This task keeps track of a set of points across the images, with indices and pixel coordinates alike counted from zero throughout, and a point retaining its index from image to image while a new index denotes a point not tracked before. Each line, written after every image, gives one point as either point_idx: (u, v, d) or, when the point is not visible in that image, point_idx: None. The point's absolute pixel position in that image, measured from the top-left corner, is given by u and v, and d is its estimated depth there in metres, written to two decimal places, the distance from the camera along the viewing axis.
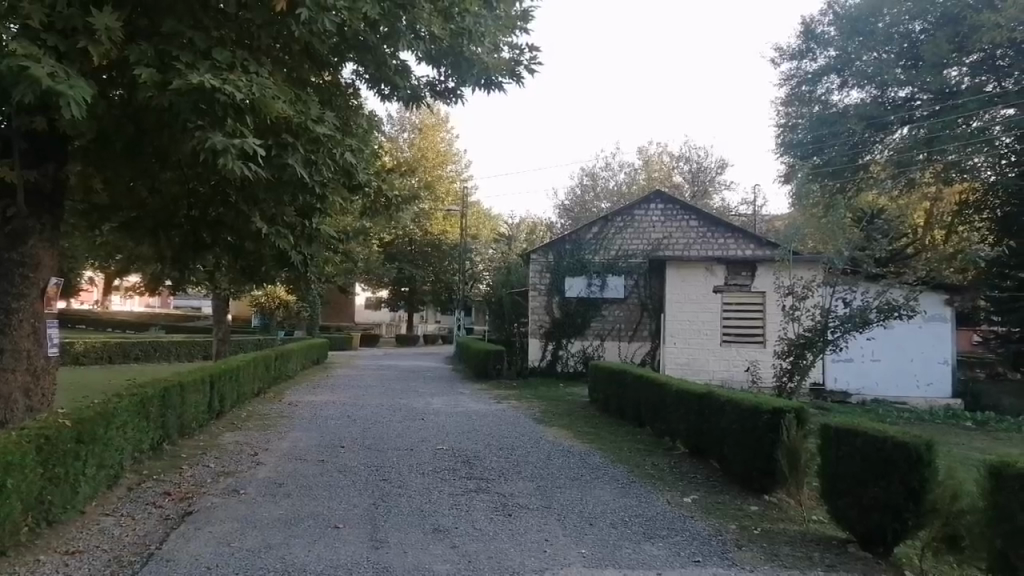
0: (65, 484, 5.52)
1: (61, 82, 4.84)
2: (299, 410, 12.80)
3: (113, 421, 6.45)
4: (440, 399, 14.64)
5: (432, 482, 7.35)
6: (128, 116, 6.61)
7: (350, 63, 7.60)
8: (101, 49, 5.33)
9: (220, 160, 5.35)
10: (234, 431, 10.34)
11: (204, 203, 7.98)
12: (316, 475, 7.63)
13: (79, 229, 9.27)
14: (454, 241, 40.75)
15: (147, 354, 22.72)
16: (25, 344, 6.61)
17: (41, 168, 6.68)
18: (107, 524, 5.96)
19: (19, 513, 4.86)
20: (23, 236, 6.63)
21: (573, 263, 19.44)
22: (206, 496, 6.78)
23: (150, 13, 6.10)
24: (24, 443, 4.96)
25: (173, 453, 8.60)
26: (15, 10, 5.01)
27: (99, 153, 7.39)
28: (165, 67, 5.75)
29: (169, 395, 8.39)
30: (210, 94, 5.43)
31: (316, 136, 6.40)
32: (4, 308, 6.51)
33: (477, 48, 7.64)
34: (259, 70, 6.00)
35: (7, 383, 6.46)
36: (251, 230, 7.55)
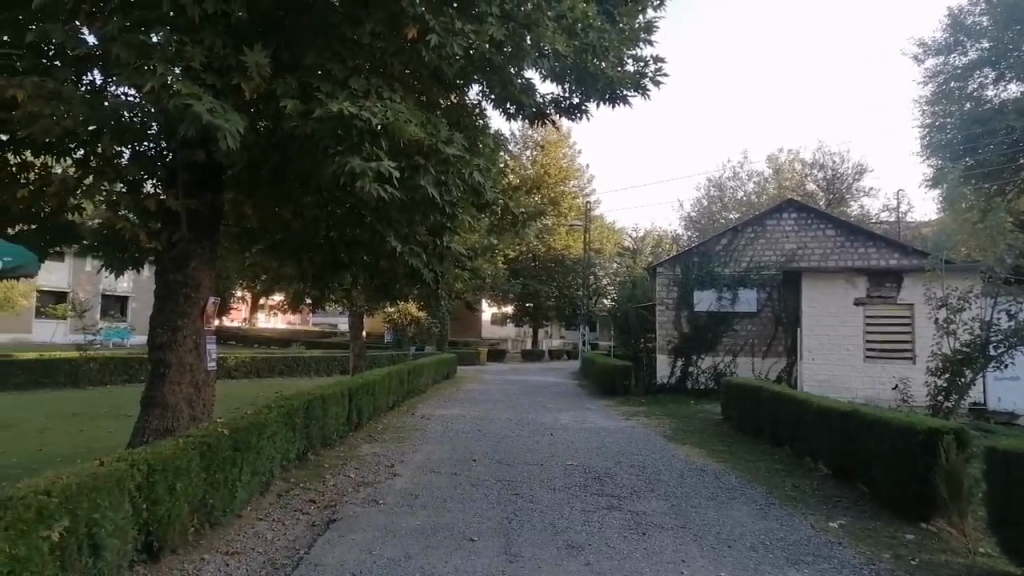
0: (225, 488, 5.96)
1: (219, 116, 5.24)
2: (431, 423, 13.15)
3: (263, 430, 6.88)
4: (567, 415, 14.64)
5: (563, 497, 7.35)
6: (274, 146, 7.04)
7: (475, 84, 7.79)
8: (252, 83, 5.75)
9: (358, 183, 5.61)
10: (372, 443, 10.78)
11: (341, 225, 8.36)
12: (450, 487, 7.81)
13: (232, 252, 10.00)
14: (577, 256, 40.73)
15: (291, 368, 24.12)
16: (190, 358, 7.20)
17: (201, 197, 7.24)
18: (260, 527, 6.35)
19: (186, 514, 5.30)
20: (186, 259, 7.23)
21: (702, 275, 18.79)
22: (347, 504, 7.10)
23: (292, 48, 6.51)
24: (189, 449, 5.38)
25: (316, 462, 9.07)
26: (179, 55, 5.49)
27: (249, 181, 7.95)
28: (308, 98, 6.10)
29: (312, 407, 8.86)
30: (349, 120, 5.70)
31: (446, 157, 6.58)
32: (171, 325, 7.14)
33: (602, 62, 7.60)
34: (392, 96, 6.25)
35: (174, 393, 7.05)
36: (386, 249, 7.88)
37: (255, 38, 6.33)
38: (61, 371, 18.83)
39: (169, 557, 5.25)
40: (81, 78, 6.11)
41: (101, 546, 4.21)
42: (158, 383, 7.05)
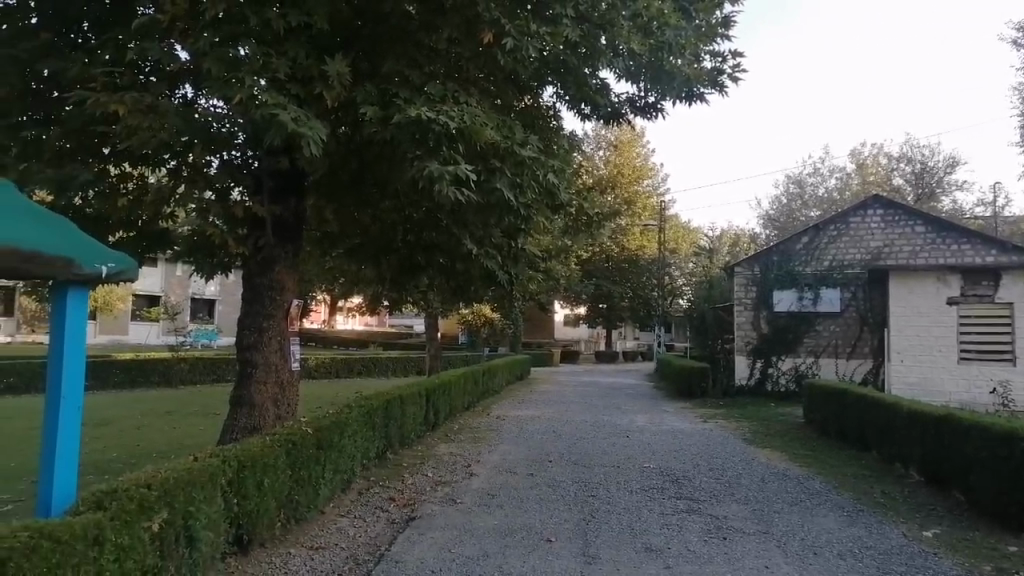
0: (309, 485, 6.15)
1: (303, 125, 5.40)
2: (506, 424, 13.22)
3: (345, 429, 7.06)
4: (643, 417, 14.45)
5: (641, 500, 7.26)
6: (354, 152, 7.23)
7: (549, 86, 7.82)
8: (333, 92, 5.91)
9: (436, 186, 5.69)
10: (448, 443, 10.91)
11: (418, 228, 8.48)
12: (527, 488, 7.83)
13: (314, 256, 10.31)
14: (652, 256, 40.25)
15: (369, 369, 24.65)
16: (275, 358, 7.45)
17: (285, 202, 7.50)
18: (342, 524, 6.51)
19: (273, 508, 5.49)
20: (271, 263, 7.49)
21: (781, 275, 18.48)
22: (426, 503, 7.20)
23: (371, 56, 6.66)
24: (276, 446, 5.58)
25: (395, 461, 9.24)
26: (266, 67, 5.70)
27: (329, 186, 8.19)
28: (386, 104, 6.22)
29: (390, 407, 9.04)
30: (426, 125, 5.79)
31: (522, 160, 6.59)
32: (257, 327, 7.42)
33: (678, 59, 7.51)
34: (468, 100, 6.33)
35: (261, 393, 7.31)
36: (462, 251, 7.97)
37: (335, 48, 6.51)
38: (154, 371, 19.75)
39: (258, 550, 5.44)
40: (175, 91, 6.48)
41: (196, 538, 4.40)
42: (246, 383, 7.33)
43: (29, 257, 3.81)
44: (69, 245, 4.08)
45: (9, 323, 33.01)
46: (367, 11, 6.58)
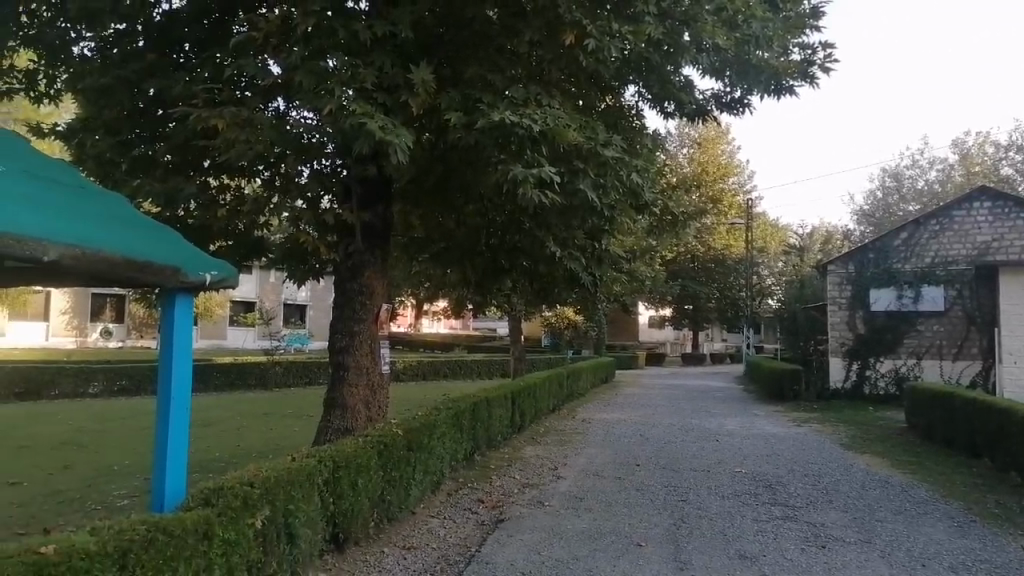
0: (401, 486, 6.29)
1: (390, 133, 5.51)
2: (592, 427, 13.14)
3: (433, 431, 7.17)
4: (733, 420, 14.07)
5: (733, 505, 7.07)
6: (439, 157, 7.33)
7: (631, 85, 7.73)
8: (419, 99, 6.00)
9: (521, 189, 5.70)
10: (535, 445, 10.92)
11: (502, 231, 8.53)
12: (615, 491, 7.76)
13: (401, 261, 10.54)
14: (739, 255, 39.35)
15: (455, 371, 25.01)
16: (366, 361, 7.65)
17: (373, 209, 7.67)
18: (433, 524, 6.60)
19: (366, 508, 5.63)
20: (361, 269, 7.69)
21: (878, 274, 17.68)
22: (514, 505, 7.23)
23: (454, 62, 6.74)
24: (368, 448, 5.72)
25: (482, 463, 9.33)
26: (354, 77, 5.86)
27: (415, 192, 8.35)
28: (470, 110, 6.27)
29: (478, 410, 9.13)
30: (510, 129, 5.79)
31: (605, 160, 6.52)
32: (349, 330, 7.64)
33: (765, 53, 7.31)
34: (551, 102, 6.31)
35: (352, 395, 7.52)
36: (546, 254, 7.97)
37: (419, 56, 6.63)
38: (253, 374, 20.63)
39: (353, 548, 5.59)
40: (268, 105, 6.74)
41: (295, 535, 4.57)
42: (339, 385, 7.55)
43: (143, 267, 4.02)
44: (175, 253, 4.30)
45: (121, 329, 35.12)
46: (449, 18, 6.68)
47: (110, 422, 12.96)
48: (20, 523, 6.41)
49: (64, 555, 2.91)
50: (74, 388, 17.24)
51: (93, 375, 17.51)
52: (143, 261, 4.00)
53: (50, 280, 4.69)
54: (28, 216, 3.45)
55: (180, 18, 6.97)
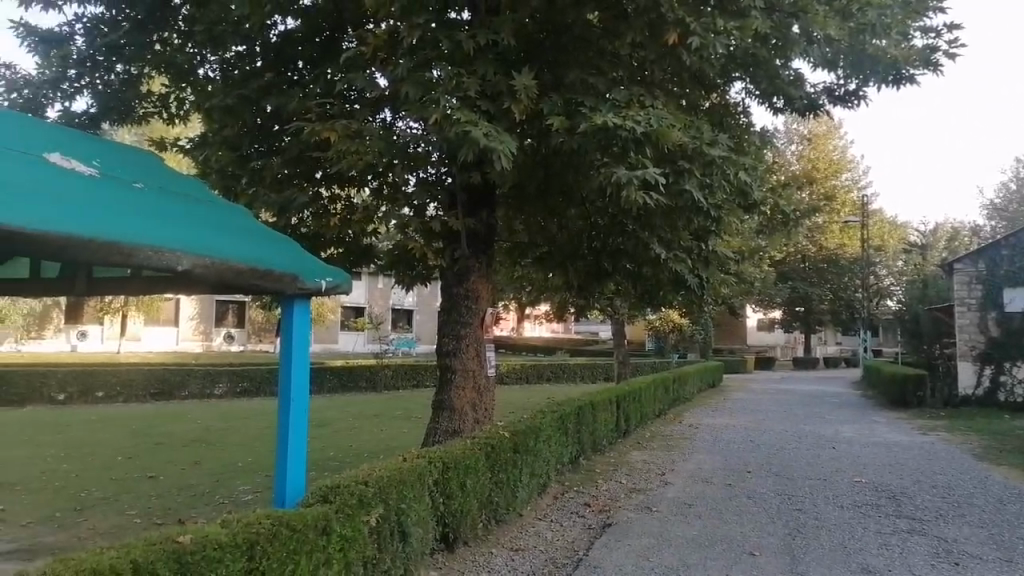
0: (507, 487, 6.36)
1: (493, 139, 5.57)
2: (699, 432, 12.84)
3: (539, 434, 7.20)
4: (851, 427, 13.41)
5: (853, 517, 6.73)
6: (540, 161, 7.36)
7: (738, 81, 7.52)
8: (521, 105, 6.03)
9: (624, 191, 5.65)
10: (641, 450, 10.78)
11: (605, 234, 8.48)
12: (726, 499, 7.54)
13: (504, 266, 10.66)
14: (854, 254, 37.56)
15: (557, 375, 25.01)
16: (472, 365, 7.78)
17: (477, 215, 7.78)
18: (540, 527, 6.62)
19: (475, 508, 5.73)
20: (466, 274, 7.81)
21: (1013, 273, 16.45)
22: (622, 510, 7.15)
23: (555, 67, 6.75)
24: (477, 449, 5.82)
25: (588, 467, 9.28)
26: (458, 86, 5.96)
27: (518, 197, 8.43)
28: (572, 114, 6.26)
29: (582, 413, 9.10)
30: (613, 131, 5.74)
31: (712, 160, 6.37)
32: (455, 334, 7.79)
33: (883, 41, 6.95)
34: (654, 103, 6.22)
35: (459, 397, 7.66)
36: (650, 256, 7.85)
37: (520, 63, 6.67)
38: (364, 376, 21.36)
39: (463, 548, 5.69)
40: (375, 116, 6.96)
41: (408, 533, 4.71)
42: (447, 388, 7.71)
43: (266, 275, 4.24)
44: (293, 261, 4.52)
45: (241, 333, 37.19)
46: (550, 23, 6.70)
47: (235, 421, 13.75)
48: (157, 514, 6.89)
49: (200, 545, 3.11)
50: (201, 389, 18.38)
51: (218, 377, 18.62)
52: (264, 269, 4.22)
53: (181, 288, 5.02)
54: (163, 231, 3.72)
55: (295, 37, 7.33)
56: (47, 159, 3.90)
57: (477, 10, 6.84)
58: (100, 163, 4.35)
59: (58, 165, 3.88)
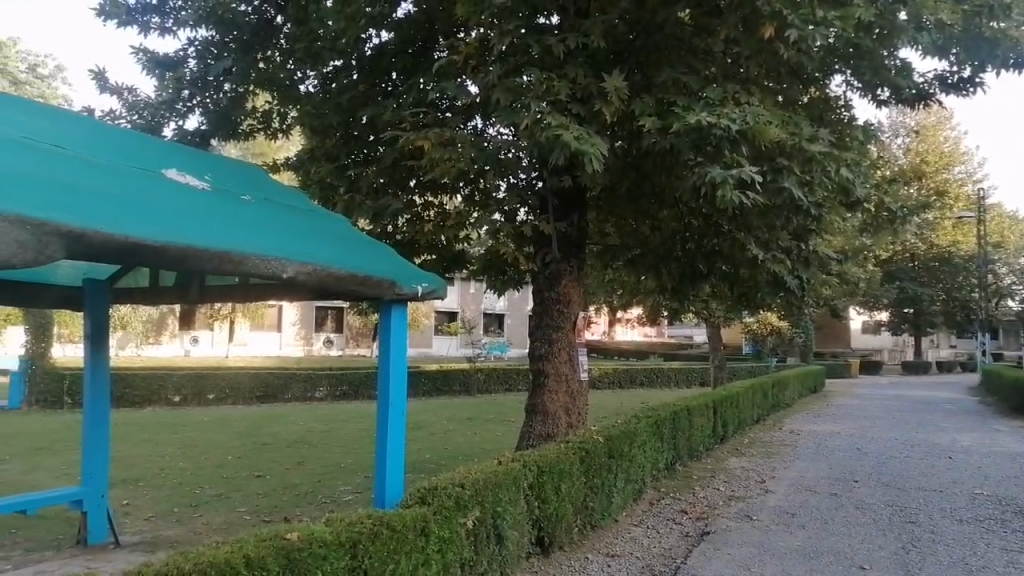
0: (602, 493, 6.31)
1: (584, 142, 5.54)
2: (801, 439, 12.37)
3: (634, 439, 7.12)
4: (969, 436, 12.62)
5: (974, 531, 6.32)
6: (632, 162, 7.29)
7: (839, 73, 7.22)
8: (612, 107, 5.98)
9: (719, 191, 5.51)
10: (739, 457, 10.49)
11: (699, 235, 8.30)
12: (832, 509, 7.23)
13: (596, 270, 10.61)
14: (969, 252, 35.36)
15: (651, 379, 24.66)
16: (564, 368, 7.77)
17: (568, 218, 7.77)
18: (637, 533, 6.52)
19: (570, 513, 5.70)
20: (558, 277, 7.80)
21: None
22: (720, 518, 6.98)
23: (645, 67, 6.66)
24: (571, 454, 5.80)
25: (684, 473, 9.10)
26: (548, 90, 5.97)
27: (609, 200, 8.37)
28: (664, 114, 6.16)
29: (678, 418, 8.93)
30: (707, 130, 5.61)
31: (812, 156, 6.14)
32: (548, 338, 7.80)
33: (1001, 24, 6.51)
34: (750, 100, 6.04)
35: (552, 401, 7.66)
36: (747, 257, 7.63)
37: (611, 65, 6.62)
38: (457, 380, 21.68)
39: (558, 553, 5.68)
40: (467, 124, 7.06)
41: (503, 536, 4.74)
42: (540, 392, 7.72)
43: (365, 281, 4.36)
44: (390, 267, 4.62)
45: (340, 338, 38.48)
46: (640, 23, 6.61)
47: (335, 424, 14.22)
48: (265, 512, 7.20)
49: (306, 542, 3.22)
50: (303, 392, 19.11)
51: (319, 380, 19.34)
52: (364, 275, 4.34)
53: (285, 294, 5.23)
54: (268, 240, 3.87)
55: (389, 50, 7.53)
56: (164, 174, 4.14)
57: (565, 14, 6.85)
58: (211, 178, 4.59)
59: (173, 180, 4.11)
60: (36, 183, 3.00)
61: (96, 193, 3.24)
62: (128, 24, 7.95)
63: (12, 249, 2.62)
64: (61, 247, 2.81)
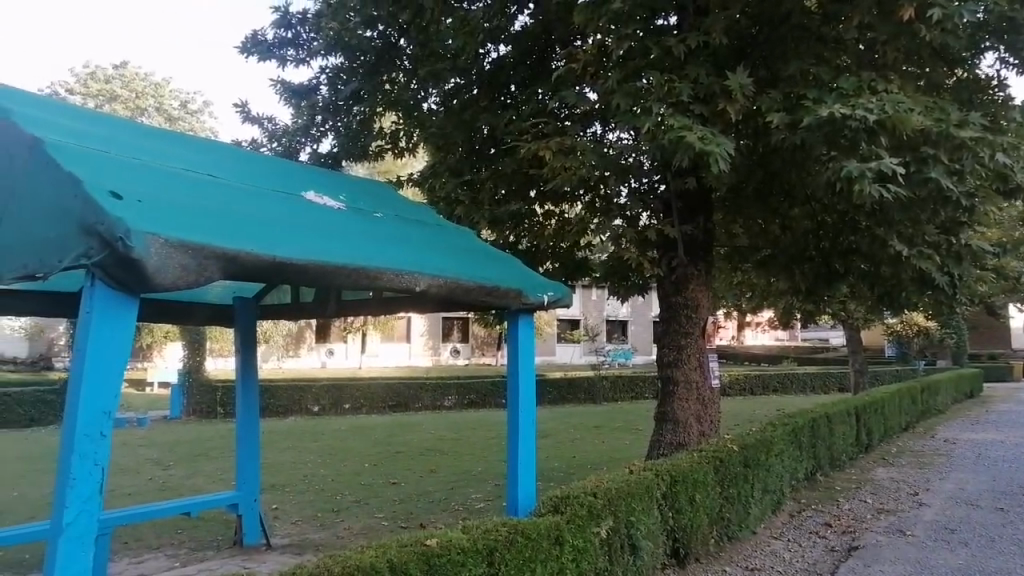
0: (739, 504, 6.09)
1: (709, 142, 5.38)
2: (958, 448, 11.45)
3: (771, 448, 6.83)
4: None
5: None
6: (758, 159, 7.03)
7: (989, 51, 6.65)
8: (737, 104, 5.77)
9: (856, 185, 5.20)
10: (887, 466, 9.85)
11: (834, 233, 7.90)
12: (998, 525, 6.64)
13: (724, 274, 10.30)
14: None
15: (785, 385, 23.62)
16: (695, 375, 7.57)
17: (694, 221, 7.59)
18: (778, 546, 6.24)
19: (706, 524, 5.55)
20: (685, 282, 7.62)
21: None
22: (870, 532, 6.56)
23: (771, 61, 6.40)
24: (705, 463, 5.64)
25: (827, 484, 8.64)
26: (669, 92, 5.86)
27: (736, 201, 8.10)
28: (793, 108, 5.90)
29: (817, 426, 8.50)
30: (841, 122, 5.32)
31: (961, 142, 5.69)
32: (676, 344, 7.63)
33: None
34: (888, 87, 5.67)
35: (683, 409, 7.48)
36: (889, 254, 7.17)
37: (734, 61, 6.42)
38: (582, 388, 21.62)
39: (695, 564, 5.51)
40: (586, 130, 7.06)
41: (638, 546, 4.67)
42: (669, 399, 7.57)
43: (492, 292, 4.41)
44: (516, 278, 4.67)
45: (466, 347, 39.33)
46: (763, 15, 6.35)
47: (464, 432, 14.53)
48: (401, 518, 7.44)
49: (446, 548, 3.30)
50: (433, 400, 19.68)
51: (448, 389, 19.86)
52: (491, 285, 4.39)
53: (415, 306, 5.40)
54: (398, 255, 3.99)
55: (507, 63, 7.64)
56: (303, 197, 4.38)
57: (684, 14, 6.72)
58: (345, 198, 4.82)
59: (311, 201, 4.33)
60: (195, 212, 3.25)
61: (242, 218, 3.46)
62: (267, 58, 8.50)
63: (176, 272, 2.85)
64: (218, 268, 3.03)
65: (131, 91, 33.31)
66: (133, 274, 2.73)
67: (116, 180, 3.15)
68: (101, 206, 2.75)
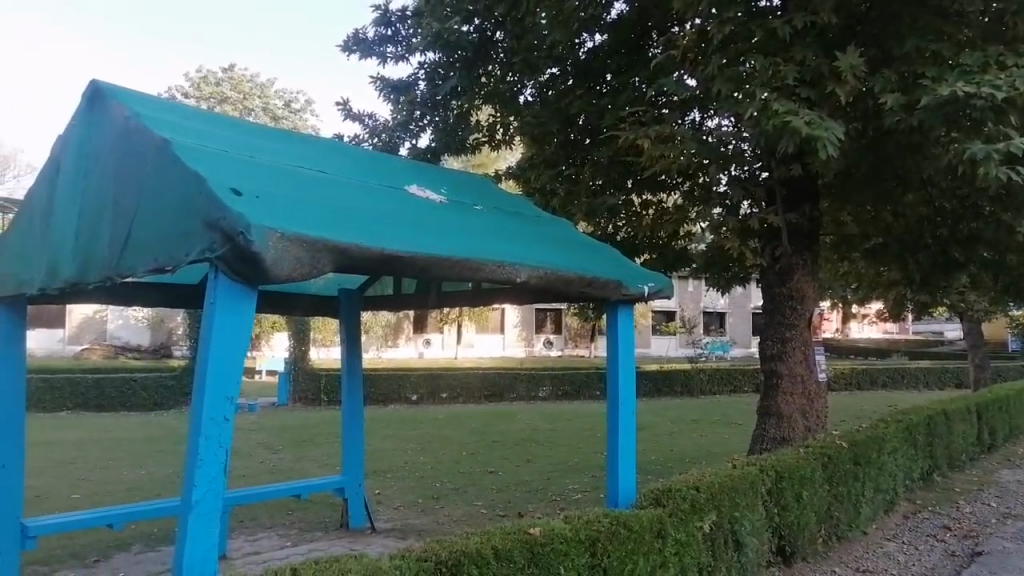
0: (849, 503, 5.85)
1: (817, 127, 5.16)
2: None
3: (883, 445, 6.53)
4: None
5: None
6: (870, 143, 6.70)
7: None
8: (848, 86, 5.49)
9: (981, 168, 4.86)
10: (1013, 468, 9.22)
11: (953, 219, 7.43)
12: None
13: (830, 264, 9.89)
14: None
15: (896, 380, 22.48)
16: (800, 368, 7.31)
17: (799, 209, 7.31)
18: (891, 548, 5.95)
19: (813, 523, 5.36)
20: (790, 272, 7.35)
21: None
22: (995, 538, 6.17)
23: (885, 39, 6.07)
24: (811, 459, 5.45)
25: (945, 484, 8.17)
26: (774, 76, 5.66)
27: (844, 187, 7.75)
28: (910, 88, 5.58)
29: (934, 424, 8.05)
30: (965, 101, 4.99)
31: None
32: (780, 337, 7.37)
33: None
34: (1019, 62, 5.28)
35: (788, 403, 7.24)
36: (1016, 241, 6.69)
37: (843, 41, 6.12)
38: (679, 381, 21.25)
39: (802, 564, 5.32)
40: (685, 118, 6.91)
41: (742, 542, 4.56)
42: (773, 393, 7.34)
43: (592, 282, 4.40)
44: (616, 268, 4.64)
45: (559, 338, 39.36)
46: None
47: (559, 422, 14.56)
48: (500, 506, 7.54)
49: (549, 538, 3.32)
50: (527, 391, 19.81)
51: (542, 379, 19.95)
52: (591, 276, 4.39)
53: (513, 297, 5.44)
54: (499, 246, 4.04)
55: (603, 53, 7.56)
56: (407, 190, 4.50)
57: None
58: (446, 191, 4.91)
59: (413, 195, 4.45)
60: (309, 206, 3.40)
61: (353, 211, 3.60)
62: (368, 55, 8.74)
63: (291, 265, 2.98)
64: (330, 261, 3.14)
65: (239, 92, 34.89)
66: (253, 266, 2.87)
67: (237, 178, 3.33)
68: (224, 203, 2.91)
